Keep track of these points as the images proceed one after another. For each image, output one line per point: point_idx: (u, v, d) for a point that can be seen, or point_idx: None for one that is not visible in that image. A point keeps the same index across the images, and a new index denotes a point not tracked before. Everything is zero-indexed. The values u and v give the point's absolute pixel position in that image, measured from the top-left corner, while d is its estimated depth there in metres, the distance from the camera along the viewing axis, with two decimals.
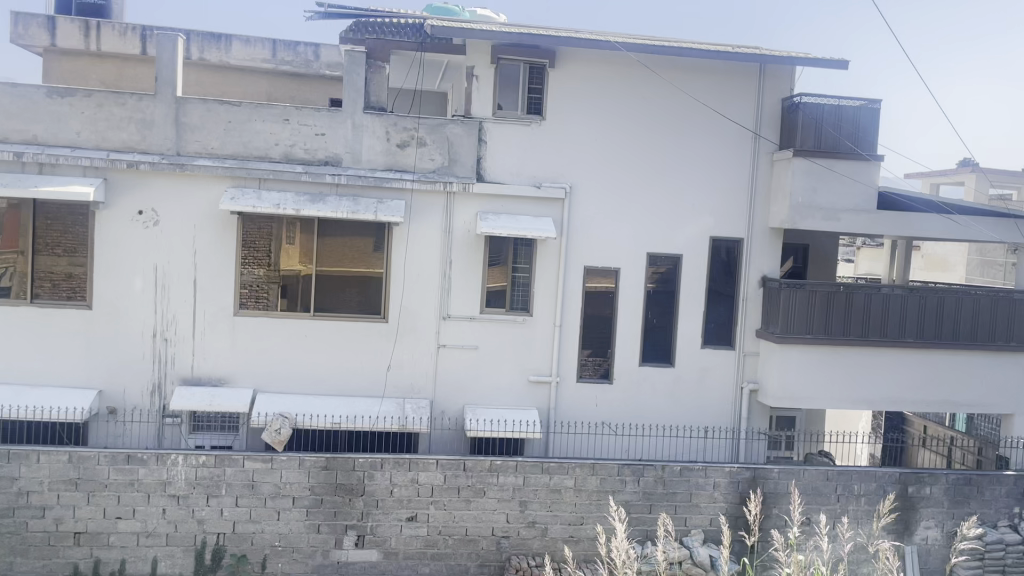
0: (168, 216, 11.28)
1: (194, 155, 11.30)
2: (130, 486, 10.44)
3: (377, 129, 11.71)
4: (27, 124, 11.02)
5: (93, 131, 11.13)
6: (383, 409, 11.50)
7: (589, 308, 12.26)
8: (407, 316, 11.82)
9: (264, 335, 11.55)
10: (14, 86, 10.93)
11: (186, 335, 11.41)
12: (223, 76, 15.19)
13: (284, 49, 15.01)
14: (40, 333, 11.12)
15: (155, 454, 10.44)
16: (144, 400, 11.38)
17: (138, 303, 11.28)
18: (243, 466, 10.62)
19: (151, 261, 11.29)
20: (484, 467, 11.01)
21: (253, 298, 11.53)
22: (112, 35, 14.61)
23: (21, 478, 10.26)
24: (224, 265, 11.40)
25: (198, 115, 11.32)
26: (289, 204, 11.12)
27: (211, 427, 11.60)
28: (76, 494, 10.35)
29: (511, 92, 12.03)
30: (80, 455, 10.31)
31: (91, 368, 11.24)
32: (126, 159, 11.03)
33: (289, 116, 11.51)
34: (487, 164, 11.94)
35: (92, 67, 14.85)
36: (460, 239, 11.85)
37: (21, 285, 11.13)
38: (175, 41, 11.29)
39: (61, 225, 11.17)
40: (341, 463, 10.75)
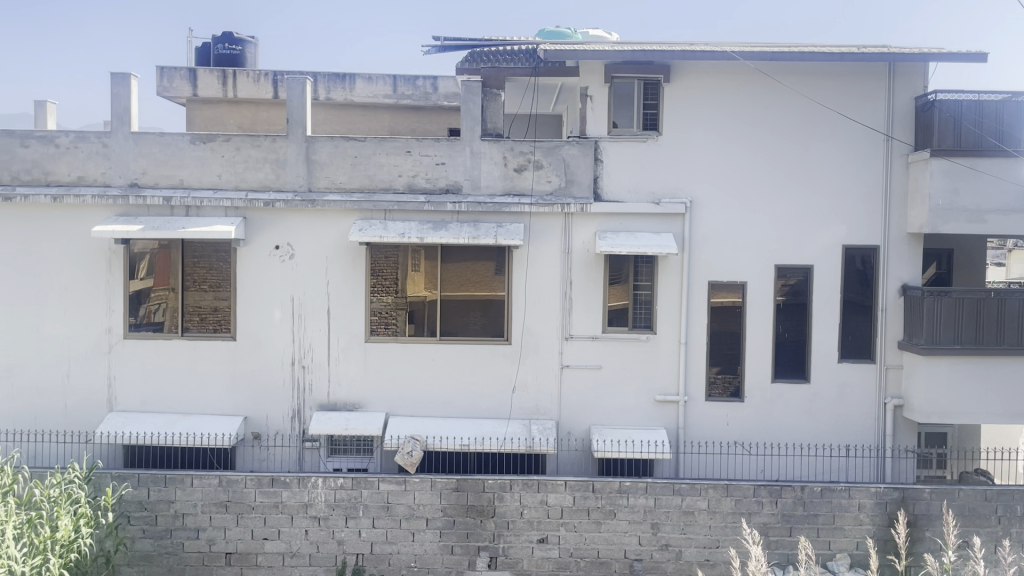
0: (302, 249, 11.86)
1: (324, 191, 11.86)
2: (275, 507, 10.96)
3: (494, 154, 11.92)
4: (175, 169, 11.88)
5: (233, 173, 11.88)
6: (510, 430, 11.60)
7: (716, 324, 11.95)
8: (530, 338, 11.90)
9: (393, 360, 11.91)
10: (162, 136, 11.83)
11: (322, 362, 11.91)
12: (347, 113, 15.89)
13: (404, 83, 15.55)
14: (190, 365, 11.87)
15: (298, 477, 10.92)
16: (286, 425, 11.94)
17: (277, 333, 11.89)
18: (379, 488, 10.94)
19: (288, 292, 11.88)
20: (613, 489, 10.88)
21: (382, 324, 11.92)
22: (247, 82, 15.57)
23: (177, 501, 10.93)
24: (355, 294, 11.86)
25: (326, 152, 11.88)
26: (413, 233, 11.46)
27: (348, 450, 12.04)
28: (227, 516, 10.94)
29: (626, 109, 11.99)
30: (228, 478, 10.90)
31: (237, 396, 11.90)
32: (263, 198, 11.71)
33: (410, 147, 11.91)
34: (604, 183, 11.91)
35: (231, 112, 15.86)
36: (580, 259, 11.85)
37: (172, 319, 11.89)
38: (303, 83, 11.93)
39: (207, 262, 11.92)
40: (471, 485, 10.89)
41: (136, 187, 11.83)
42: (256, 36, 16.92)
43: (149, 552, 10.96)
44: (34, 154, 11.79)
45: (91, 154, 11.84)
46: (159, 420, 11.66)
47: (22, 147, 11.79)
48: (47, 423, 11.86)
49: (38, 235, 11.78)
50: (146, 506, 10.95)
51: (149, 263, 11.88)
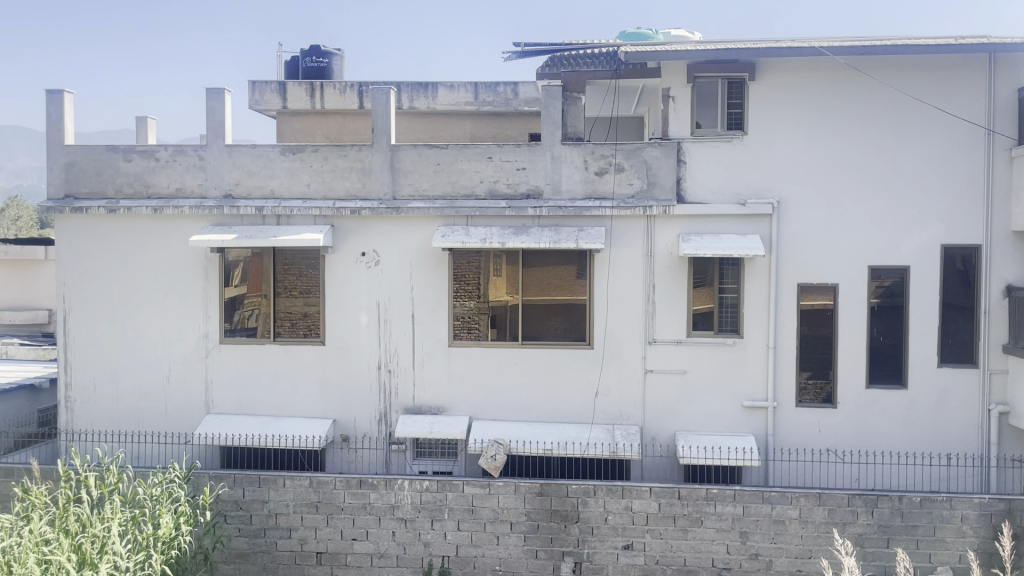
0: (387, 255, 12.09)
1: (408, 198, 12.07)
2: (364, 509, 11.19)
3: (575, 158, 11.91)
4: (266, 180, 12.30)
5: (321, 182, 12.23)
6: (594, 435, 11.53)
7: (806, 327, 11.61)
8: (613, 342, 11.81)
9: (477, 364, 12.02)
10: (254, 148, 12.26)
11: (407, 366, 12.11)
12: (430, 121, 16.13)
13: (486, 90, 15.66)
14: (282, 369, 12.24)
15: (385, 479, 11.12)
16: (373, 428, 12.19)
17: (364, 338, 12.15)
18: (464, 491, 11.04)
19: (375, 298, 12.13)
20: (699, 496, 10.68)
21: (465, 329, 12.04)
22: (334, 93, 15.99)
23: (270, 501, 11.29)
24: (439, 299, 12.02)
25: (410, 160, 12.10)
26: (495, 238, 11.55)
27: (433, 453, 12.23)
28: (317, 516, 11.23)
29: (710, 109, 11.78)
30: (318, 480, 11.19)
31: (326, 400, 12.21)
32: (349, 206, 11.99)
33: (492, 153, 12.02)
34: (688, 185, 11.74)
35: (318, 124, 16.30)
36: (664, 262, 11.70)
37: (265, 324, 12.30)
38: (387, 93, 12.17)
39: (297, 269, 12.28)
40: (555, 489, 10.88)
41: (231, 198, 12.29)
42: (342, 48, 17.38)
43: (245, 550, 11.33)
44: (136, 168, 12.40)
45: (189, 166, 12.37)
46: (252, 423, 12.06)
47: (125, 162, 12.42)
48: (149, 425, 12.43)
49: (140, 245, 12.37)
50: (241, 505, 11.33)
51: (243, 271, 12.32)
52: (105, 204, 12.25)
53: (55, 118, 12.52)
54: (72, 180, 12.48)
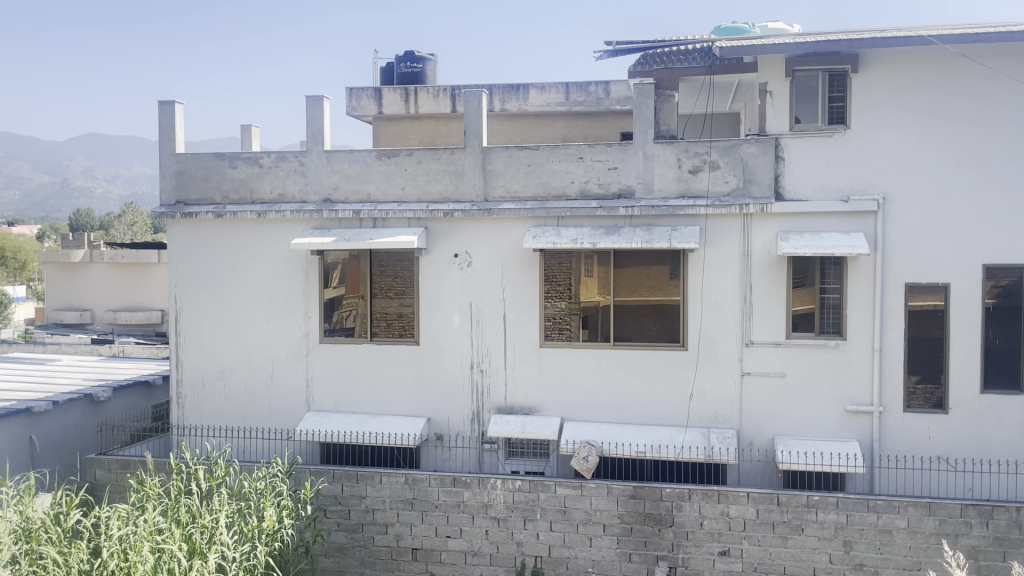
0: (479, 256, 12.21)
1: (500, 200, 12.16)
2: (457, 507, 11.33)
3: (668, 157, 11.75)
4: (363, 184, 12.62)
5: (415, 185, 12.46)
6: (688, 438, 11.32)
7: (914, 329, 11.09)
8: (708, 344, 11.58)
9: (568, 365, 11.99)
10: (352, 153, 12.61)
11: (499, 367, 12.19)
12: (522, 123, 16.19)
13: (577, 90, 15.61)
14: (378, 368, 12.53)
15: (478, 478, 11.23)
16: (466, 427, 12.33)
17: (457, 338, 12.30)
18: (556, 492, 11.04)
19: (467, 299, 12.26)
20: (800, 502, 10.35)
21: (557, 330, 12.03)
22: (427, 97, 16.24)
23: (368, 497, 11.57)
24: (531, 299, 12.05)
25: (502, 162, 12.20)
26: (586, 238, 11.49)
27: (525, 453, 12.26)
28: (413, 513, 11.44)
29: (810, 103, 11.42)
30: (414, 477, 11.40)
31: (421, 399, 12.43)
32: (443, 208, 12.17)
33: (583, 154, 11.99)
34: (787, 183, 11.40)
35: (413, 128, 16.59)
36: (761, 261, 11.39)
37: (362, 325, 12.62)
38: (480, 97, 12.30)
39: (392, 271, 12.56)
40: (649, 492, 10.74)
41: (330, 202, 12.66)
42: (435, 53, 17.67)
43: (343, 544, 11.64)
44: (241, 174, 12.93)
45: (290, 172, 12.82)
46: (350, 420, 12.38)
47: (232, 168, 12.96)
48: (254, 421, 12.93)
49: (246, 249, 12.87)
50: (340, 500, 11.65)
51: (341, 273, 12.69)
52: (213, 209, 12.81)
53: (167, 128, 13.18)
54: (183, 187, 13.12)
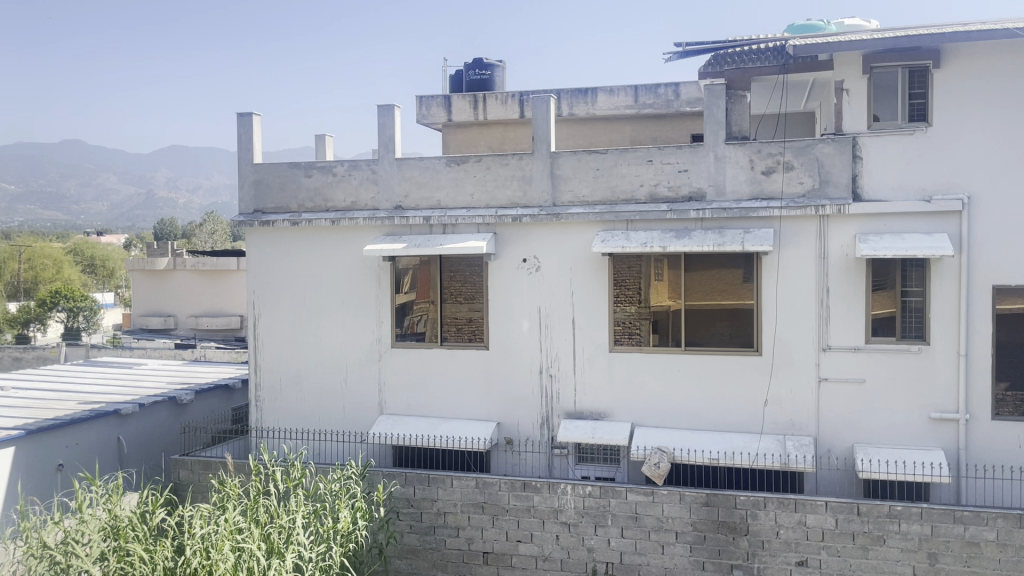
0: (548, 261, 12.22)
1: (568, 205, 12.16)
2: (528, 511, 11.34)
3: (741, 158, 11.57)
4: (433, 191, 12.79)
5: (484, 191, 12.56)
6: (763, 445, 11.08)
7: (1002, 333, 10.65)
8: (784, 349, 11.32)
9: (638, 370, 11.89)
10: (422, 160, 12.79)
11: (569, 371, 12.17)
12: (590, 127, 16.13)
13: (646, 93, 15.47)
14: (448, 373, 12.65)
15: (548, 483, 11.22)
16: (536, 432, 12.34)
17: (526, 343, 12.33)
18: (627, 498, 10.94)
19: (536, 303, 12.28)
20: (881, 513, 10.02)
21: (626, 335, 11.94)
22: (496, 104, 16.34)
23: (439, 500, 11.68)
24: (601, 304, 12.00)
25: (570, 166, 12.21)
26: (656, 242, 11.37)
27: (596, 459, 12.20)
28: (484, 516, 11.51)
29: (889, 101, 11.08)
30: (484, 481, 11.47)
31: (491, 403, 12.49)
32: (511, 214, 12.22)
33: (652, 156, 11.90)
34: (865, 183, 11.07)
35: (482, 134, 16.73)
36: (838, 264, 11.09)
37: (433, 330, 12.77)
38: (548, 101, 12.33)
39: (462, 276, 12.68)
40: (722, 500, 10.56)
41: (400, 209, 12.86)
42: (503, 60, 17.80)
43: (415, 546, 11.78)
44: (316, 183, 13.26)
45: (363, 180, 13.08)
46: (421, 423, 12.53)
47: (307, 177, 13.30)
48: (328, 424, 13.21)
49: (321, 256, 13.17)
50: (412, 503, 11.80)
51: (412, 278, 12.86)
52: (289, 217, 13.14)
53: (245, 139, 13.60)
54: (260, 196, 13.52)
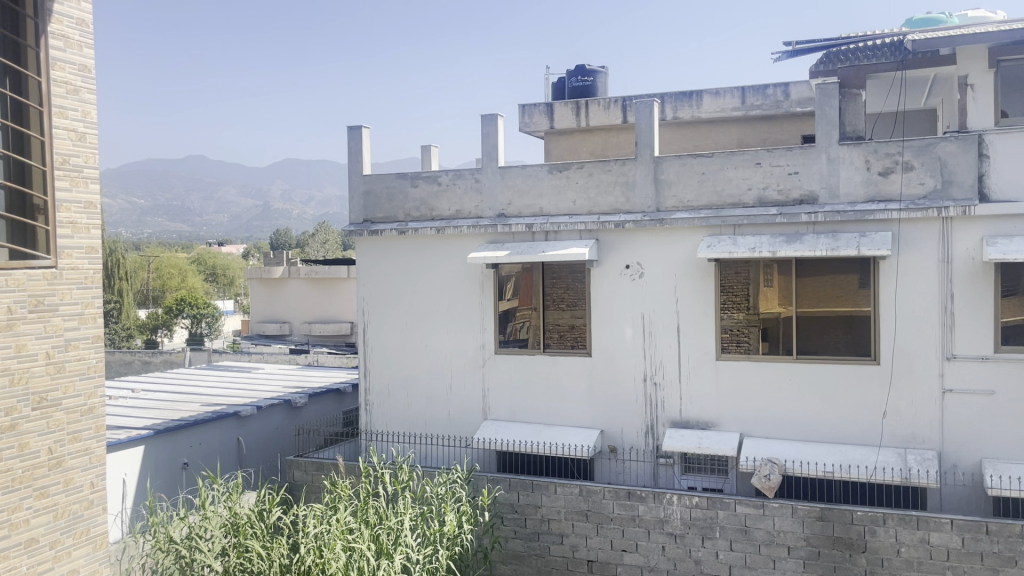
0: (652, 267, 12.07)
1: (673, 210, 11.98)
2: (633, 521, 11.20)
3: (855, 158, 11.11)
4: (535, 199, 12.87)
5: (586, 198, 12.55)
6: (882, 459, 10.57)
7: None
8: (903, 358, 10.79)
9: (747, 379, 11.58)
10: (525, 168, 12.89)
11: (674, 380, 11.96)
12: (695, 130, 15.87)
13: (754, 94, 15.05)
14: (551, 379, 12.67)
15: (653, 492, 11.06)
16: (640, 440, 12.19)
17: (630, 351, 12.21)
18: (736, 511, 10.65)
19: (640, 310, 12.14)
20: (1013, 532, 9.37)
21: (734, 342, 11.65)
22: (598, 110, 16.27)
23: (543, 506, 11.70)
24: (707, 310, 11.75)
25: (674, 171, 12.03)
26: (765, 247, 11.03)
27: (703, 469, 11.94)
28: (588, 524, 11.44)
29: (1017, 94, 10.72)
30: (588, 489, 11.41)
31: (594, 410, 12.43)
32: (614, 220, 12.13)
33: (761, 159, 11.60)
34: (992, 183, 10.46)
35: (585, 140, 16.70)
36: (962, 268, 10.49)
37: (535, 336, 12.81)
38: (651, 105, 12.18)
39: (565, 282, 12.69)
40: (838, 514, 10.14)
41: (504, 217, 12.99)
42: (606, 65, 17.72)
43: (520, 552, 11.86)
44: (422, 193, 13.56)
45: (466, 189, 13.29)
46: (525, 430, 12.58)
47: (413, 187, 13.63)
48: (434, 428, 13.46)
49: (426, 263, 13.45)
50: (516, 508, 11.86)
51: (515, 285, 12.94)
52: (396, 226, 13.49)
53: (355, 152, 14.06)
54: (370, 207, 13.94)
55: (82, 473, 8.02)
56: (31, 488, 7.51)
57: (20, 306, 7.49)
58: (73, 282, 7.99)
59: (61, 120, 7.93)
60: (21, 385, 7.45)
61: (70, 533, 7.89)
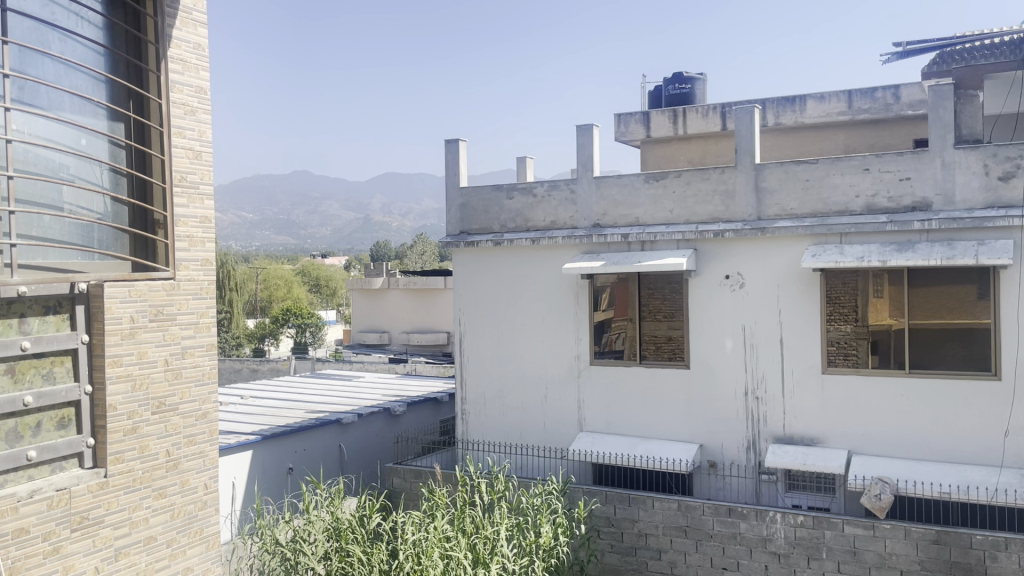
0: (753, 278, 11.75)
1: (775, 219, 11.65)
2: (734, 538, 10.89)
3: (972, 163, 10.54)
4: (631, 209, 12.74)
5: (684, 207, 12.35)
6: (1004, 480, 9.93)
7: None
8: None
9: (856, 394, 11.10)
10: (621, 178, 12.79)
11: (776, 394, 11.59)
12: (798, 136, 15.40)
13: (861, 97, 14.44)
14: (648, 391, 12.48)
15: (755, 509, 10.73)
16: (741, 455, 11.85)
17: (730, 363, 11.90)
18: (844, 531, 10.20)
19: (741, 321, 11.83)
20: None
21: (841, 355, 11.21)
22: (696, 117, 15.99)
23: (640, 520, 11.52)
24: (811, 322, 11.34)
25: (776, 179, 11.70)
26: (875, 256, 10.56)
27: (808, 487, 11.52)
28: (686, 540, 11.19)
29: None
30: (687, 505, 11.16)
31: (692, 424, 12.17)
32: (713, 229, 11.87)
33: (869, 165, 11.15)
34: None
35: (682, 148, 16.50)
36: None
37: (631, 348, 12.65)
38: (751, 112, 11.88)
39: (661, 293, 12.47)
40: (955, 538, 9.59)
41: (599, 227, 12.91)
42: (704, 72, 17.42)
43: (617, 566, 11.69)
44: (517, 204, 13.66)
45: (562, 200, 13.29)
46: (622, 442, 12.43)
47: (508, 199, 13.74)
48: (530, 438, 13.47)
49: (522, 274, 13.50)
50: (613, 522, 11.72)
51: (610, 296, 12.82)
52: (492, 237, 13.61)
53: (452, 165, 14.27)
54: (466, 218, 14.12)
55: (197, 474, 8.34)
56: (150, 488, 7.83)
57: (142, 316, 7.82)
58: (189, 293, 8.35)
59: (180, 140, 8.31)
60: (142, 390, 7.77)
61: (185, 532, 8.18)
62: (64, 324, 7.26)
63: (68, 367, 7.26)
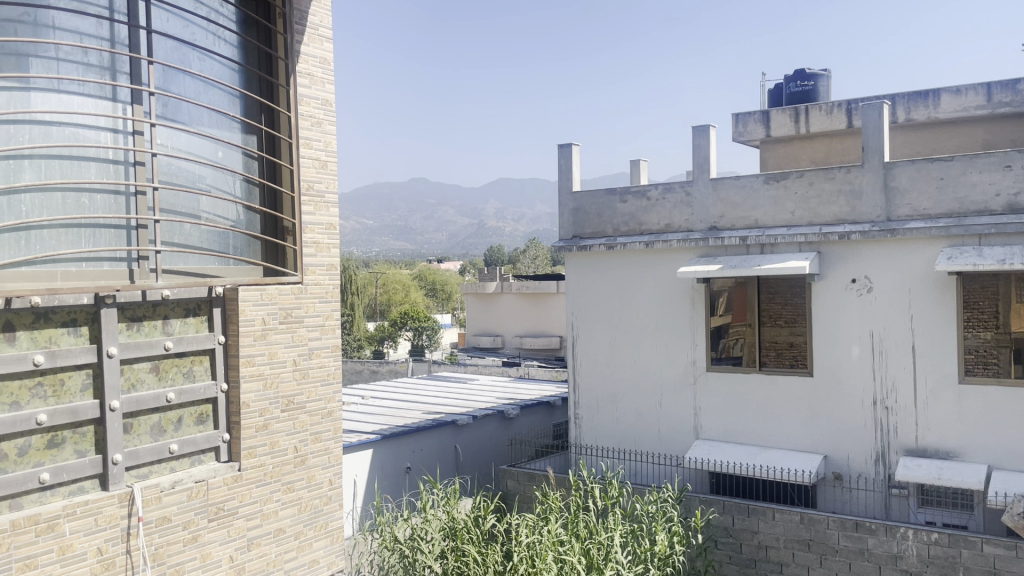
0: (882, 282, 11.20)
1: (906, 219, 11.07)
2: (861, 555, 10.39)
3: None
4: (751, 211, 12.40)
5: (806, 208, 11.92)
6: None
7: None
8: None
9: (998, 405, 10.38)
10: (739, 179, 12.47)
11: (908, 405, 10.99)
12: (931, 132, 14.60)
13: (1002, 90, 13.48)
14: (768, 399, 12.09)
15: (885, 525, 10.20)
16: (869, 468, 11.30)
17: (857, 371, 11.37)
18: (983, 551, 9.57)
19: (868, 327, 11.30)
20: None
21: (980, 364, 10.52)
22: (820, 115, 15.36)
23: (760, 532, 11.16)
24: (947, 328, 10.69)
25: (907, 177, 11.12)
26: (1017, 258, 9.86)
27: (942, 503, 10.90)
28: (810, 554, 10.77)
29: None
30: (811, 517, 10.73)
31: (815, 433, 11.70)
32: (838, 231, 11.39)
33: (1011, 161, 10.44)
34: None
35: (805, 147, 15.92)
36: None
37: (750, 354, 12.29)
38: (879, 108, 11.34)
39: (782, 297, 12.06)
40: None
41: (716, 230, 12.63)
42: (829, 68, 16.75)
43: None
44: (631, 207, 13.54)
45: (677, 203, 13.08)
46: (740, 451, 12.10)
47: (622, 203, 13.64)
48: (645, 445, 13.30)
49: (636, 278, 13.36)
50: (731, 533, 11.40)
51: (728, 300, 12.47)
52: (605, 241, 13.53)
53: (565, 169, 14.29)
54: (579, 223, 14.11)
55: (323, 470, 8.68)
56: (280, 482, 8.21)
57: (273, 318, 8.20)
58: (316, 297, 8.71)
59: (308, 151, 8.69)
60: (273, 388, 8.16)
61: (312, 525, 8.53)
62: (203, 325, 7.69)
63: (206, 365, 7.69)
